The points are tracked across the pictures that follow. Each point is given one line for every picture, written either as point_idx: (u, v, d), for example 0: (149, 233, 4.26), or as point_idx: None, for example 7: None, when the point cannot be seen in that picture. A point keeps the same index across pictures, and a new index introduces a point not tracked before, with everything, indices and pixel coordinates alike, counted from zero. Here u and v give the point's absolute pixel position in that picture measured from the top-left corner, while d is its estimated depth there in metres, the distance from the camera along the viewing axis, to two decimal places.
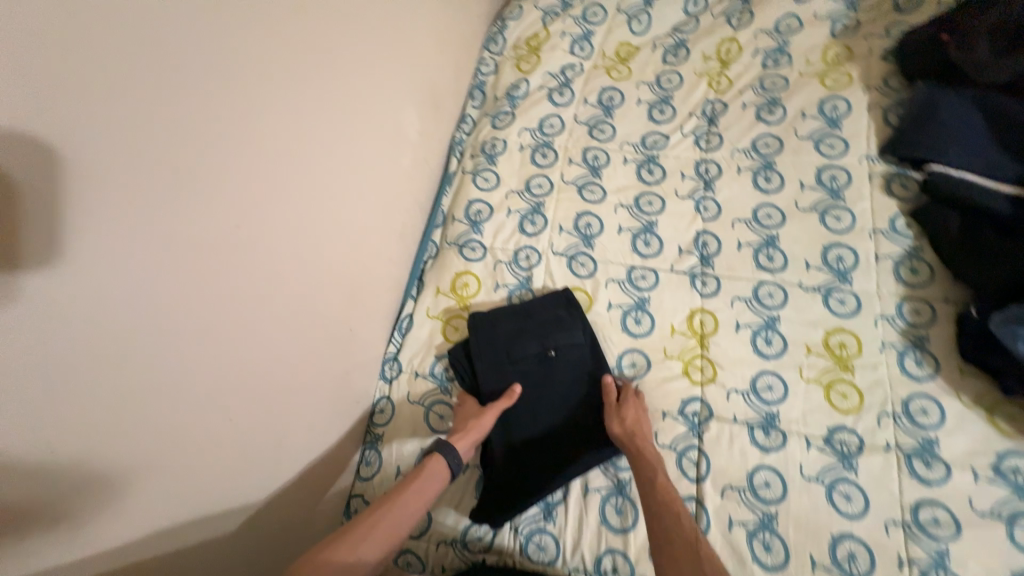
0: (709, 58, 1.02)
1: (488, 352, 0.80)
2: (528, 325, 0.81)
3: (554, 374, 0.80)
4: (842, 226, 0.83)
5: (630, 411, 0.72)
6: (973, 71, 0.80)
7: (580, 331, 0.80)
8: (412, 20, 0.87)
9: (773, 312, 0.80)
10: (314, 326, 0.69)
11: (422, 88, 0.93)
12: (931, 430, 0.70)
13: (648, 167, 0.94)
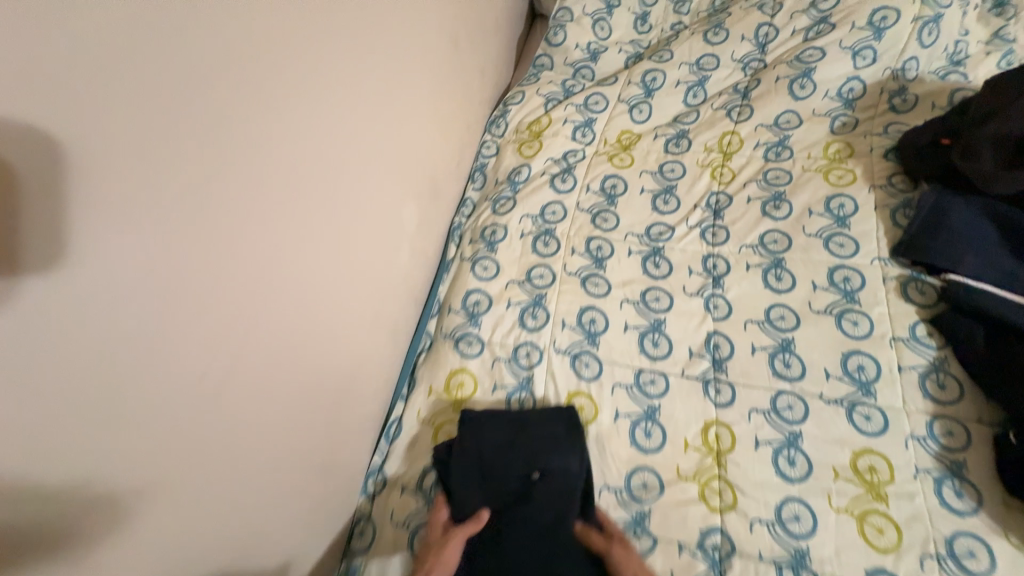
0: (710, 149, 1.02)
1: (468, 464, 0.71)
2: (515, 438, 0.72)
3: (539, 507, 0.68)
4: (860, 332, 0.79)
5: (625, 554, 0.64)
6: (981, 182, 0.79)
7: (578, 459, 0.70)
8: (415, 114, 0.85)
9: (794, 426, 0.74)
10: (290, 449, 0.62)
11: (424, 176, 0.91)
12: None
13: (654, 260, 0.91)
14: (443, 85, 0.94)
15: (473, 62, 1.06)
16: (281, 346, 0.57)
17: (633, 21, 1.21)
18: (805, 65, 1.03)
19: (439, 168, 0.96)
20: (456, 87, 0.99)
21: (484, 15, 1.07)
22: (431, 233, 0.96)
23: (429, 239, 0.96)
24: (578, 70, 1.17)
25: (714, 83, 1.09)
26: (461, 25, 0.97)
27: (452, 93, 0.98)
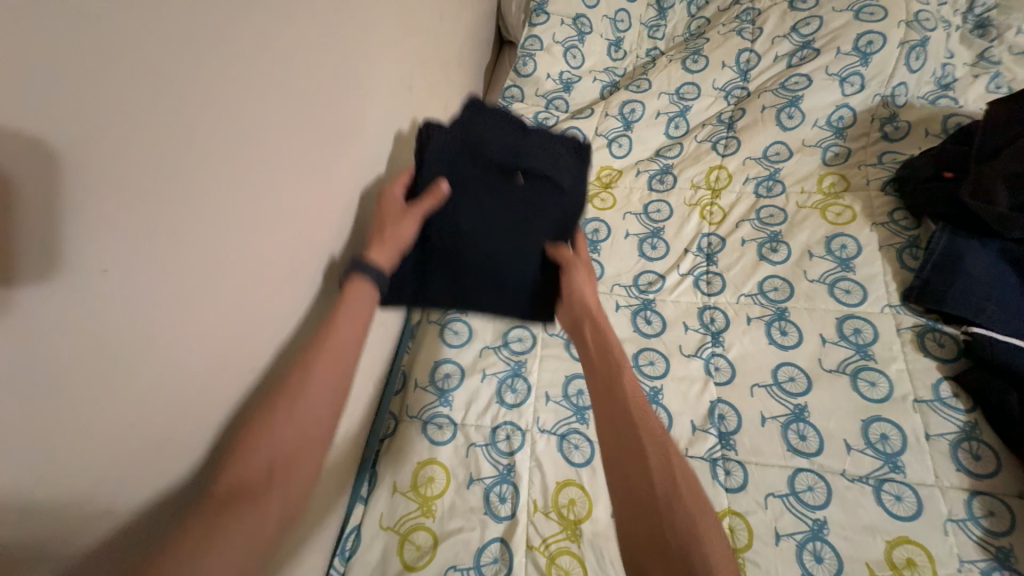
0: (697, 186, 0.94)
1: (440, 145, 0.68)
2: (520, 141, 0.70)
3: (520, 181, 0.68)
4: (878, 395, 0.70)
5: (584, 284, 0.69)
6: (997, 223, 0.74)
7: (572, 178, 0.70)
8: (370, 165, 0.72)
9: (817, 514, 0.64)
10: None
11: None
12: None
13: (645, 316, 0.81)
14: (401, 130, 0.82)
15: (435, 98, 0.95)
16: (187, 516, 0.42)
17: (606, 48, 1.13)
18: (791, 94, 0.97)
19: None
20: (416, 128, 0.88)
21: (445, 47, 0.97)
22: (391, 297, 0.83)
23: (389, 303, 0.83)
24: (550, 102, 1.08)
25: (695, 114, 1.02)
26: (420, 60, 0.86)
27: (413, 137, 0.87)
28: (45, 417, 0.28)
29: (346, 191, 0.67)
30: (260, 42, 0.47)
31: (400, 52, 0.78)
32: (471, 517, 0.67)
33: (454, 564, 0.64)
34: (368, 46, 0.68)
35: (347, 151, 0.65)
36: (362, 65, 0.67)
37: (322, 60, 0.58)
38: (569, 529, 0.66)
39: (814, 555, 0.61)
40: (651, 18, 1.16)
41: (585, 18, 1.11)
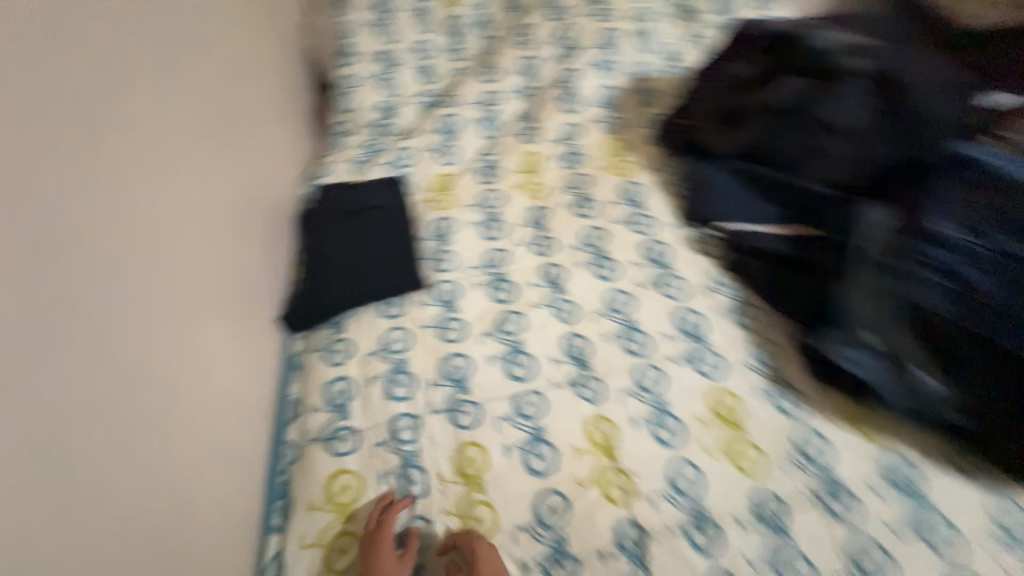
0: (519, 171, 1.11)
1: (321, 214, 1.01)
2: (360, 191, 1.03)
3: (368, 224, 1.00)
4: (679, 293, 0.91)
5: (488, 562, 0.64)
6: (712, 149, 0.98)
7: (396, 201, 1.04)
8: (200, 219, 0.80)
9: (659, 396, 0.81)
10: None
11: (225, 279, 0.83)
12: (802, 413, 0.78)
13: (500, 286, 0.93)
14: (226, 183, 0.89)
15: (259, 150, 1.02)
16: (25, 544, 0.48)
17: (416, 74, 1.27)
18: (566, 86, 1.20)
19: (250, 265, 0.90)
20: (244, 178, 0.94)
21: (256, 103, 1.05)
22: (255, 335, 0.87)
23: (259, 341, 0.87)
24: (380, 128, 1.19)
25: (503, 114, 1.20)
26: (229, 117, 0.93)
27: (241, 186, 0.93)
28: None
29: (179, 247, 0.74)
30: (32, 139, 0.54)
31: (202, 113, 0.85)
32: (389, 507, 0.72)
33: None
34: (163, 116, 0.75)
35: (167, 211, 0.73)
36: (160, 135, 0.74)
37: (110, 141, 0.65)
38: (473, 482, 0.73)
39: (663, 426, 0.78)
40: (449, 44, 1.34)
41: (391, 52, 1.27)
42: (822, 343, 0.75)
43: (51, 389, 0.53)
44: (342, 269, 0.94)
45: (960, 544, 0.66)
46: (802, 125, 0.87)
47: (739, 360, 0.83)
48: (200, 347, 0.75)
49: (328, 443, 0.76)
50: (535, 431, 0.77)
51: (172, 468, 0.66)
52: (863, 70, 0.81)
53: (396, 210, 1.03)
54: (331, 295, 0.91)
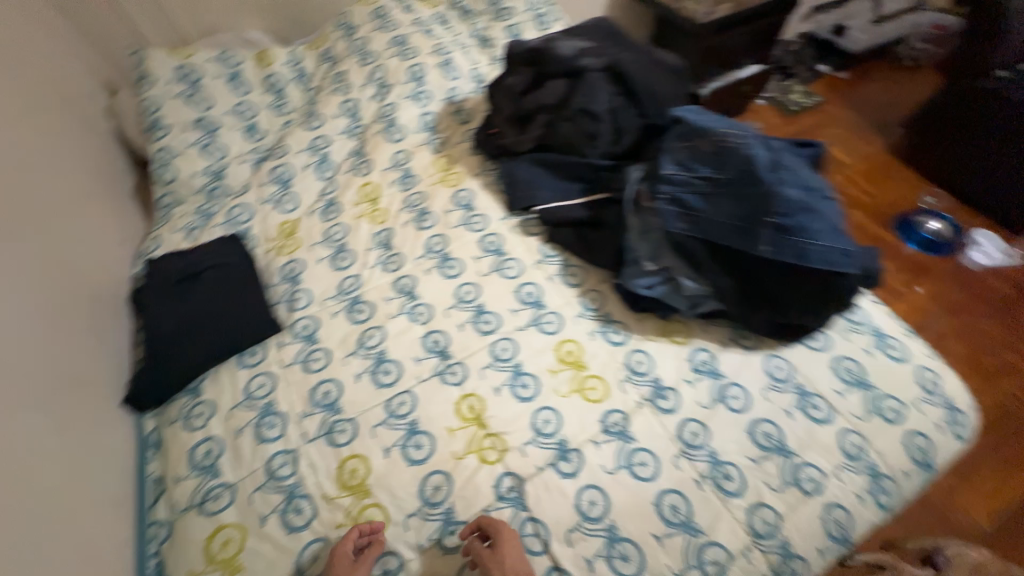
0: (358, 202, 1.18)
1: (155, 288, 0.99)
2: (194, 254, 1.03)
3: (208, 284, 0.99)
4: (515, 272, 1.05)
5: (512, 559, 0.67)
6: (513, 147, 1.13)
7: (236, 255, 1.04)
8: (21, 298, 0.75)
9: (514, 362, 0.92)
10: None
11: (57, 356, 0.78)
12: (625, 340, 0.95)
13: (357, 308, 0.99)
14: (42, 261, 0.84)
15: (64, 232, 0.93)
16: None
17: (242, 134, 1.32)
18: (387, 119, 1.31)
19: (74, 352, 0.82)
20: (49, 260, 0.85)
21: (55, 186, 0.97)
22: (92, 426, 0.79)
23: (97, 430, 0.79)
24: (211, 192, 1.19)
25: (334, 155, 1.27)
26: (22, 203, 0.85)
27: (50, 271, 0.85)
28: None
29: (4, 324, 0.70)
30: None
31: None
32: (276, 546, 0.72)
33: None
34: None
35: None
36: None
37: None
38: (358, 491, 0.77)
39: (521, 386, 0.89)
40: (273, 100, 1.41)
41: (206, 119, 1.28)
42: (624, 276, 0.92)
43: None
44: (186, 334, 0.92)
45: (751, 402, 0.86)
46: (572, 115, 1.06)
47: (571, 314, 0.99)
48: (24, 449, 0.65)
49: (202, 505, 0.75)
50: (409, 426, 0.83)
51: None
52: (597, 66, 1.03)
53: (237, 264, 1.03)
54: (179, 362, 0.89)
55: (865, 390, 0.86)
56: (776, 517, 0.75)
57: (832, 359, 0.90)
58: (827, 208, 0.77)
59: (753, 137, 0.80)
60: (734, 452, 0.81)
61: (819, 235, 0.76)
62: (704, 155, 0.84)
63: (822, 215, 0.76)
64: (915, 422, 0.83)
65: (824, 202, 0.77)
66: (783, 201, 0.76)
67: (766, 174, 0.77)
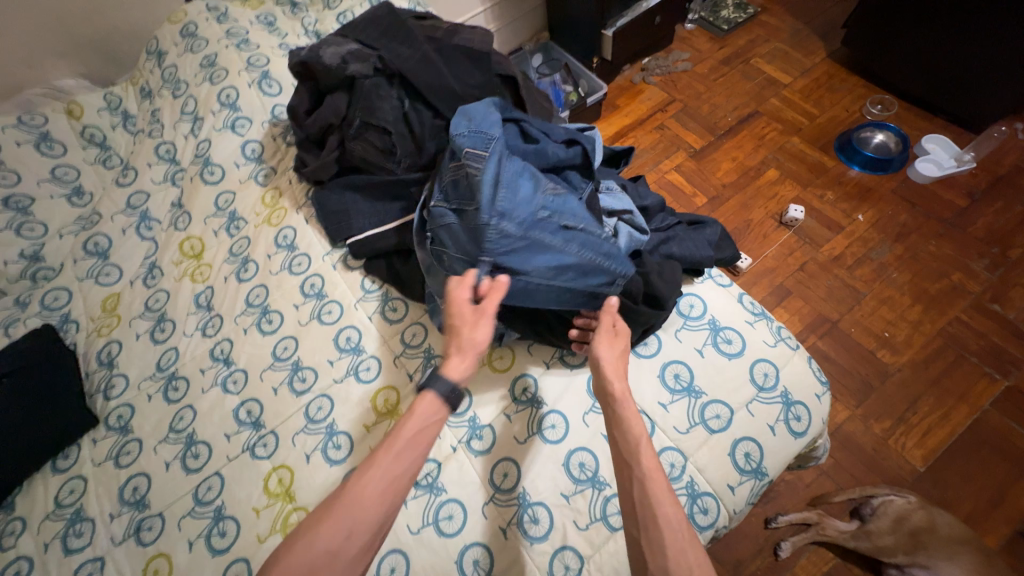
0: (180, 261, 1.11)
1: None
2: None
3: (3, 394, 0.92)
4: (335, 316, 0.97)
5: (615, 352, 0.69)
6: (317, 174, 1.03)
7: (36, 353, 0.98)
8: None
9: (327, 423, 0.86)
10: None
11: None
12: None
13: (172, 387, 0.95)
14: None
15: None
16: None
17: (66, 201, 1.23)
18: (203, 159, 1.20)
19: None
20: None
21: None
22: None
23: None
24: (32, 276, 1.13)
25: (155, 210, 1.19)
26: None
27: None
28: None
29: None
30: None
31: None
32: None
33: None
34: None
35: None
36: None
37: None
38: None
39: (335, 446, 0.84)
40: (98, 154, 1.31)
41: (16, 195, 1.19)
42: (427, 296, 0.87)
43: None
44: None
45: (570, 430, 0.80)
46: (358, 132, 0.95)
47: (391, 354, 0.92)
48: None
49: None
50: (213, 512, 0.81)
51: None
52: (368, 71, 0.94)
53: (37, 363, 0.97)
54: None
55: (691, 399, 0.78)
56: (579, 561, 0.71)
57: (660, 366, 0.82)
58: (559, 246, 0.72)
59: (491, 163, 0.74)
60: (547, 490, 0.76)
61: (547, 278, 0.72)
62: (460, 184, 0.78)
63: (546, 259, 0.71)
64: (743, 428, 0.76)
65: (557, 239, 0.72)
66: (503, 244, 0.72)
67: (485, 210, 0.72)
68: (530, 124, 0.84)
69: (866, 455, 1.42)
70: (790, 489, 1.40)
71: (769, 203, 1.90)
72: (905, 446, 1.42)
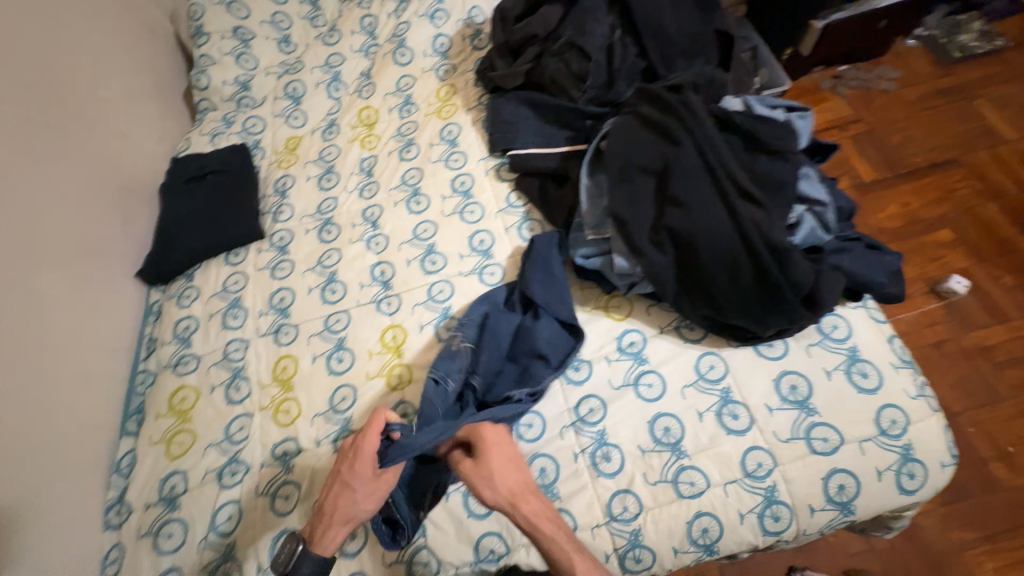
0: (355, 126, 1.22)
1: (173, 188, 1.16)
2: (202, 159, 1.18)
3: (209, 186, 1.14)
4: (475, 217, 1.03)
5: (503, 477, 0.69)
6: (502, 81, 1.07)
7: (235, 164, 1.17)
8: (68, 184, 0.98)
9: (445, 305, 0.95)
10: (71, 469, 0.84)
11: (127, 236, 1.08)
12: None
13: (326, 229, 1.08)
14: (119, 161, 1.12)
15: (102, 128, 1.10)
16: (83, 380, 0.90)
17: (276, 45, 1.38)
18: (399, 39, 1.28)
19: (92, 226, 1.01)
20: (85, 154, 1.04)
21: (95, 88, 1.12)
22: (106, 289, 1.00)
23: (104, 288, 1.00)
24: (239, 101, 1.31)
25: (345, 75, 1.30)
26: (50, 98, 0.99)
27: (77, 159, 1.02)
28: (56, 338, 0.88)
29: (109, 217, 1.05)
30: None
31: (18, 98, 0.92)
32: (217, 410, 0.90)
33: (210, 442, 0.87)
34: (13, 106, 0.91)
35: (115, 197, 1.08)
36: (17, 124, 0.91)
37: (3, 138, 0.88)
38: (283, 385, 0.91)
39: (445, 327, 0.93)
40: (309, 11, 1.44)
41: (243, 28, 1.36)
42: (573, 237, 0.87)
43: (74, 309, 0.93)
44: (183, 232, 1.09)
45: (666, 394, 0.81)
46: (560, 50, 0.99)
47: (514, 268, 0.97)
48: (87, 298, 0.96)
49: (170, 364, 0.96)
50: (337, 342, 0.93)
51: (70, 377, 0.88)
52: None
53: (233, 173, 1.16)
54: (176, 252, 1.07)
55: (801, 414, 0.76)
56: (638, 507, 0.74)
57: (778, 371, 0.79)
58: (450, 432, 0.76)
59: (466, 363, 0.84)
60: (626, 438, 0.79)
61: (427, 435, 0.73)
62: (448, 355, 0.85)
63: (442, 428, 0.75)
64: (847, 460, 0.73)
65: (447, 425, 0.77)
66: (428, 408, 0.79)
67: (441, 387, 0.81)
68: (732, 104, 0.79)
69: (930, 554, 1.30)
70: (829, 551, 1.33)
71: (928, 264, 1.67)
72: (982, 567, 1.28)
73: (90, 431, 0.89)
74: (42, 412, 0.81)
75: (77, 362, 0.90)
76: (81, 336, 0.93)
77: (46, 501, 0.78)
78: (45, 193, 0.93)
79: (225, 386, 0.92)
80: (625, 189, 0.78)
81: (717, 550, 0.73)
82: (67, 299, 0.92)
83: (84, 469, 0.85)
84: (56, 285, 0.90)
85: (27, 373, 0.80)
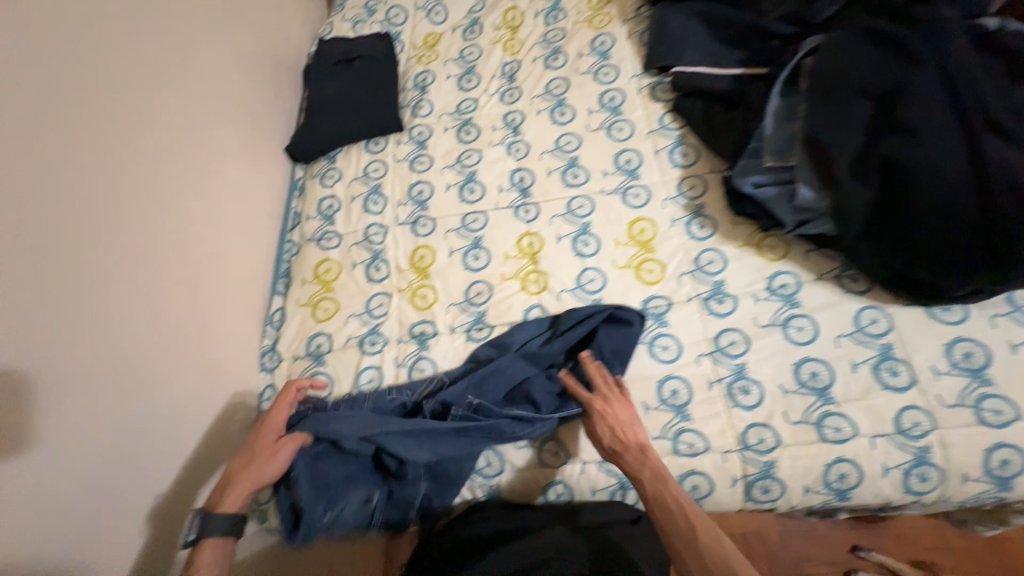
0: (499, 27, 1.17)
1: (320, 72, 1.18)
2: (349, 45, 1.18)
3: (353, 73, 1.15)
4: (625, 135, 0.98)
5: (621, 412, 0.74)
6: None
7: (379, 53, 1.16)
8: (233, 51, 1.02)
9: (585, 220, 0.93)
10: (238, 311, 0.93)
11: (279, 111, 1.13)
12: (705, 236, 0.88)
13: (465, 129, 1.06)
14: (275, 37, 1.15)
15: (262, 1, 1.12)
16: (247, 234, 0.99)
17: None
18: None
19: (252, 96, 1.05)
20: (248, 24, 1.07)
21: None
22: (262, 158, 1.06)
23: (260, 156, 1.06)
24: None
25: None
26: None
27: (242, 28, 1.05)
28: (231, 192, 0.96)
29: (266, 89, 1.09)
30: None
31: None
32: (358, 285, 0.94)
33: (352, 312, 0.92)
34: None
35: (271, 71, 1.12)
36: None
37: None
38: (420, 273, 0.94)
39: (583, 242, 0.91)
40: None
41: None
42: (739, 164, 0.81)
43: (241, 170, 1.00)
44: (327, 115, 1.11)
45: (817, 340, 0.78)
46: None
47: (660, 194, 0.92)
48: (250, 162, 1.02)
49: (313, 238, 1.01)
50: (473, 240, 0.95)
51: (238, 230, 0.97)
52: None
53: (377, 62, 1.16)
54: (320, 133, 1.10)
55: (972, 382, 0.71)
56: (774, 441, 0.74)
57: (952, 336, 0.74)
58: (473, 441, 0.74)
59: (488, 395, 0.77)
60: (767, 377, 0.77)
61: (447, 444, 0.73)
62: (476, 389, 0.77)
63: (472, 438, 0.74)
64: (1018, 436, 0.68)
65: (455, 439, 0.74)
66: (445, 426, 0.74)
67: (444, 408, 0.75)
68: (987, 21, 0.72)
69: None
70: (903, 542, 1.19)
71: None
72: None
73: (250, 283, 0.97)
74: (216, 256, 0.90)
75: (242, 218, 0.98)
76: (244, 196, 0.99)
77: (220, 334, 0.88)
78: (218, 55, 0.97)
79: (365, 265, 0.96)
80: (825, 114, 0.72)
81: (849, 498, 0.72)
82: (234, 159, 0.98)
83: (243, 316, 0.94)
84: (227, 143, 0.97)
85: (205, 219, 0.89)
